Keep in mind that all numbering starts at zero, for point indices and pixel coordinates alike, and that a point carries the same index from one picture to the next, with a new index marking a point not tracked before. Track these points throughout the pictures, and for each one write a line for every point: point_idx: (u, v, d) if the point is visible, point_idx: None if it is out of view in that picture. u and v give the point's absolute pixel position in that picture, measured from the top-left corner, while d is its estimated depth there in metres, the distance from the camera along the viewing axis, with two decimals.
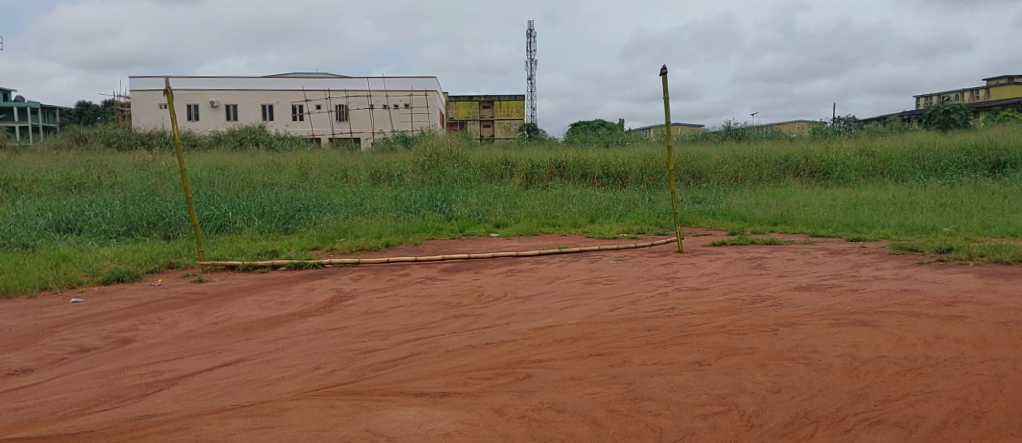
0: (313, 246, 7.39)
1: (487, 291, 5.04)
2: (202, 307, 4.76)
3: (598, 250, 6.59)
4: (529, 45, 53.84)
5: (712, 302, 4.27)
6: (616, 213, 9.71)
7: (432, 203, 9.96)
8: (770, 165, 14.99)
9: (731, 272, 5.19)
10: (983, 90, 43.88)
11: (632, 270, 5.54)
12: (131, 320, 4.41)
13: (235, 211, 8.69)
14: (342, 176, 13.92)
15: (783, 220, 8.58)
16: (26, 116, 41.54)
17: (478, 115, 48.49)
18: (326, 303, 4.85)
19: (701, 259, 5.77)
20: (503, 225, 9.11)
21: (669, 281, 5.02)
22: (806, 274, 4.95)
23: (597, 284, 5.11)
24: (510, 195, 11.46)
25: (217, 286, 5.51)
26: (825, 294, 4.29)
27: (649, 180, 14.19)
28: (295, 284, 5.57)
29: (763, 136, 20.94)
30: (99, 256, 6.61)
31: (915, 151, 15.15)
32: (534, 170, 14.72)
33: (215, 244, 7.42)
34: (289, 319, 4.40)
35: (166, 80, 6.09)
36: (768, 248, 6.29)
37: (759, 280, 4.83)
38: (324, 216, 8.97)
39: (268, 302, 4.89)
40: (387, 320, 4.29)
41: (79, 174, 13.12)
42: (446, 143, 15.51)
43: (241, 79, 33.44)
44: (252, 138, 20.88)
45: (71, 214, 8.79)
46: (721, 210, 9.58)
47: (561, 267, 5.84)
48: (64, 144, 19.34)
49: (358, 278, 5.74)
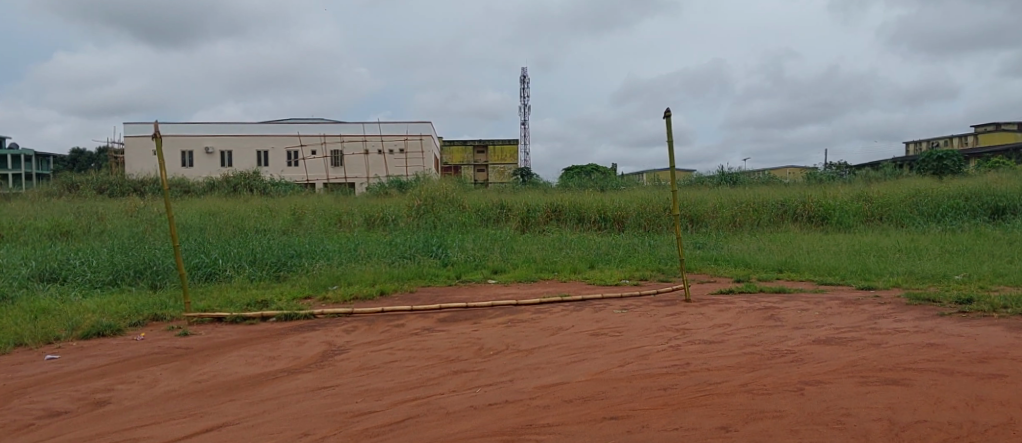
0: (304, 295, 7.13)
1: (488, 343, 4.78)
2: (185, 364, 4.46)
3: (601, 298, 6.35)
4: (523, 93, 54.78)
5: (727, 358, 4.03)
6: (615, 258, 9.51)
7: (427, 247, 9.74)
8: (768, 209, 14.92)
9: (743, 323, 4.96)
10: (971, 135, 44.80)
11: (639, 320, 5.28)
12: (108, 378, 4.11)
13: (225, 258, 8.43)
14: (336, 222, 13.74)
15: (788, 267, 8.41)
16: (20, 163, 41.44)
17: (472, 160, 48.74)
18: (316, 358, 4.56)
19: (711, 309, 5.53)
20: (500, 271, 8.86)
21: (679, 332, 4.78)
22: (824, 326, 4.73)
23: (604, 336, 4.84)
24: (506, 240, 11.29)
25: (202, 340, 5.20)
26: (846, 351, 4.07)
27: (647, 224, 14.04)
28: (284, 336, 5.28)
29: (757, 180, 20.96)
30: (81, 308, 6.30)
31: (912, 197, 15.20)
32: (530, 215, 14.58)
33: (203, 293, 7.14)
34: (277, 377, 4.11)
35: (156, 124, 5.90)
36: (778, 297, 6.07)
37: (775, 334, 4.60)
38: (316, 263, 8.73)
39: (255, 358, 4.60)
40: (384, 377, 4.01)
41: (68, 221, 12.87)
42: (440, 187, 15.39)
43: (237, 126, 33.63)
44: (246, 183, 20.70)
45: (55, 263, 8.50)
46: (724, 256, 9.42)
47: (564, 317, 5.57)
48: (56, 191, 19.14)
49: (351, 330, 5.46)
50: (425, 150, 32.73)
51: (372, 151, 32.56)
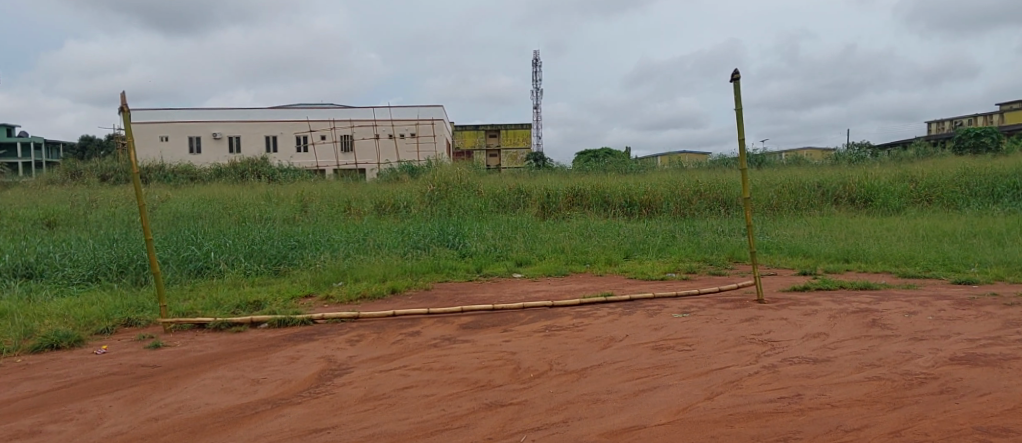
0: (305, 293, 6.21)
1: (527, 359, 3.81)
2: (145, 391, 3.56)
3: (652, 297, 5.37)
4: (536, 75, 53.66)
5: (848, 387, 3.05)
6: (653, 247, 8.49)
7: (442, 237, 8.78)
8: (806, 191, 13.78)
9: (845, 335, 3.94)
10: (997, 114, 43.17)
11: (708, 328, 4.29)
12: (41, 415, 3.22)
13: (219, 251, 7.54)
14: (345, 208, 12.84)
15: (856, 256, 7.38)
16: (29, 151, 41.09)
17: (484, 144, 47.72)
18: (311, 382, 3.62)
19: (794, 314, 4.52)
20: (526, 263, 7.87)
21: (768, 348, 3.78)
22: (955, 339, 3.71)
23: (671, 351, 3.85)
24: (528, 227, 10.32)
25: (174, 355, 4.30)
26: (1009, 376, 3.05)
27: (677, 208, 13.02)
28: (275, 349, 4.35)
29: (785, 162, 19.83)
30: (44, 313, 5.41)
31: (962, 176, 14.03)
32: (549, 199, 13.58)
33: (190, 293, 6.24)
34: (257, 413, 3.17)
35: (123, 97, 5.00)
36: (870, 296, 5.03)
37: (895, 350, 3.60)
38: (320, 255, 7.82)
39: (233, 383, 3.66)
40: (396, 413, 3.07)
41: (61, 211, 12.09)
42: (454, 171, 14.40)
43: (245, 111, 32.81)
44: (254, 169, 19.77)
45: (33, 256, 7.67)
46: (778, 244, 8.37)
47: (613, 323, 4.59)
48: (58, 179, 18.39)
49: (356, 340, 4.51)
50: (436, 134, 31.84)
51: (383, 135, 31.70)
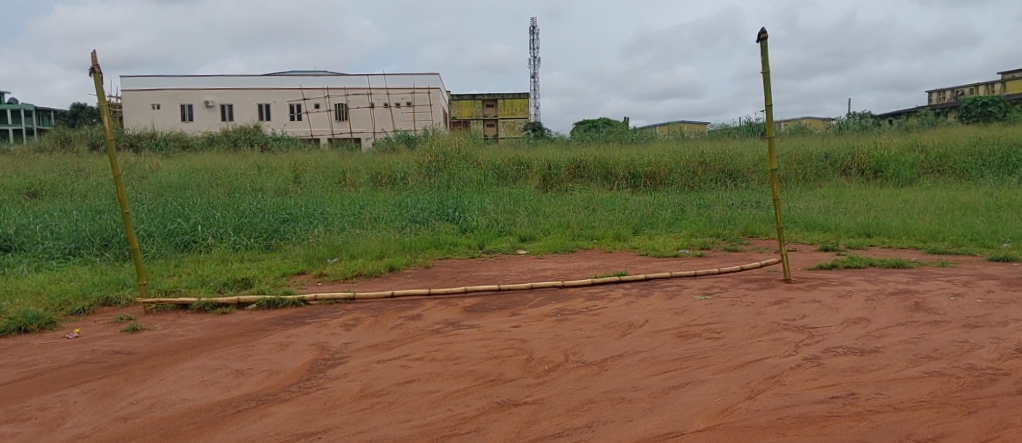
0: (297, 271, 5.83)
1: (541, 349, 3.44)
2: (115, 384, 3.18)
3: (670, 277, 5.01)
4: (534, 43, 52.58)
5: (908, 384, 2.70)
6: (662, 221, 8.11)
7: (442, 211, 8.38)
8: (814, 162, 13.36)
9: (890, 322, 3.58)
10: (1000, 83, 42.53)
11: (737, 312, 3.92)
12: None
13: (207, 224, 7.13)
14: (340, 180, 12.39)
15: (878, 231, 7.01)
16: (20, 118, 40.31)
17: (481, 113, 46.95)
18: (301, 374, 3.25)
19: (827, 296, 4.16)
20: (530, 238, 7.50)
21: (806, 336, 3.42)
22: (1013, 327, 3.35)
23: (700, 339, 3.49)
24: (529, 200, 9.91)
25: (153, 340, 3.93)
26: None
27: (682, 180, 12.61)
28: (262, 335, 3.97)
29: (789, 131, 19.32)
30: (15, 290, 5.01)
31: (975, 146, 13.61)
32: (551, 170, 13.13)
33: (174, 269, 5.84)
34: (239, 413, 2.80)
35: (94, 55, 4.53)
36: (906, 275, 4.67)
37: (950, 339, 3.24)
38: (314, 229, 7.43)
39: (214, 375, 3.28)
40: (397, 413, 2.71)
41: (46, 179, 11.62)
42: (452, 141, 13.93)
43: (237, 78, 32.00)
44: (247, 138, 19.24)
45: (11, 227, 7.24)
46: (794, 217, 7.99)
47: (632, 306, 4.22)
48: (46, 147, 17.84)
49: (351, 324, 4.14)
50: (433, 103, 31.18)
51: (379, 104, 31.05)
